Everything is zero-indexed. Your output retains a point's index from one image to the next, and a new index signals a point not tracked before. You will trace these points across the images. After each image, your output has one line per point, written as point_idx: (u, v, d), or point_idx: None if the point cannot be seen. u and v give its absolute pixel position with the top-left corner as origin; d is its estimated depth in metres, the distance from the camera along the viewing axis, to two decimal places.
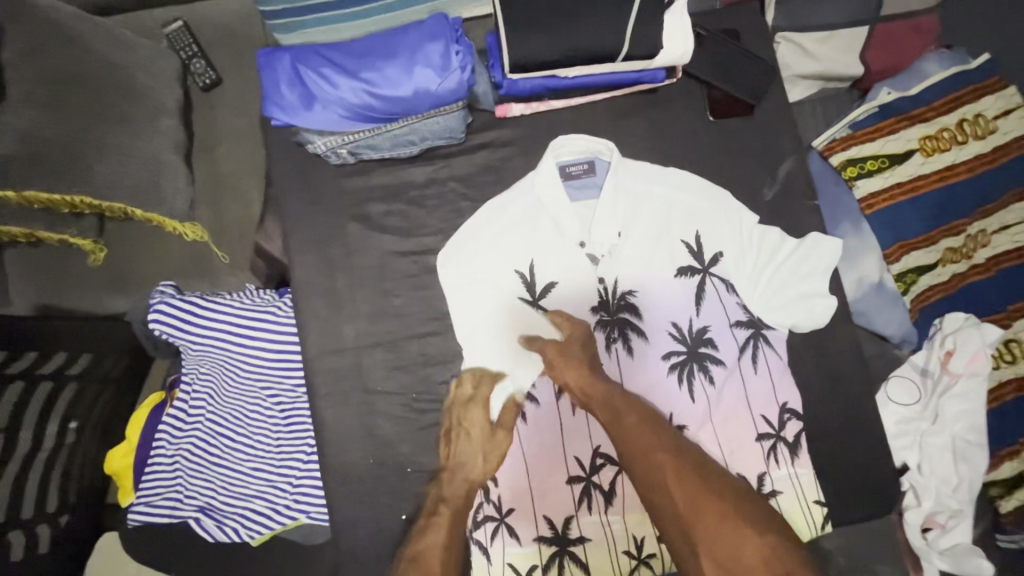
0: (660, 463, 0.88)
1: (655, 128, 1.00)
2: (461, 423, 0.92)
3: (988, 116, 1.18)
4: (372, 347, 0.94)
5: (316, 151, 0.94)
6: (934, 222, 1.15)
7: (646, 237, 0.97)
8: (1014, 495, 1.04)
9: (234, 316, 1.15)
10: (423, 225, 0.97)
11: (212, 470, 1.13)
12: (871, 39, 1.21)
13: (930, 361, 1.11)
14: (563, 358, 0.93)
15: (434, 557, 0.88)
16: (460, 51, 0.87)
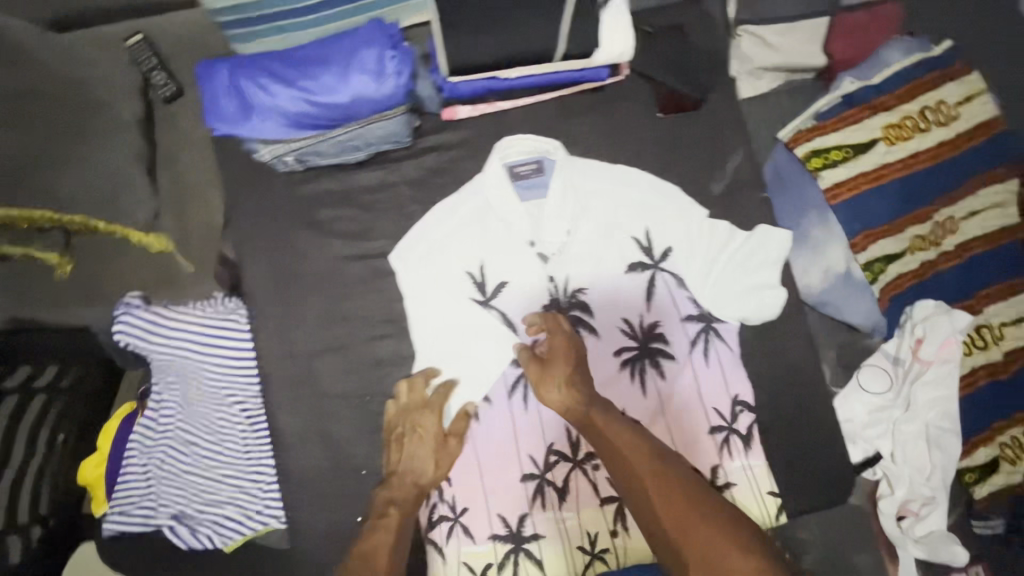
0: (646, 483, 0.79)
1: (603, 126, 1.01)
2: (416, 428, 0.91)
3: (951, 103, 1.17)
4: (325, 351, 0.96)
5: (263, 159, 0.97)
6: (900, 210, 1.14)
7: (596, 235, 0.98)
8: (986, 481, 1.05)
9: (198, 325, 1.14)
10: (373, 230, 0.98)
11: (184, 479, 1.13)
12: (832, 29, 1.20)
13: (901, 349, 1.11)
14: (542, 367, 0.89)
15: (384, 552, 0.80)
16: (395, 57, 0.90)
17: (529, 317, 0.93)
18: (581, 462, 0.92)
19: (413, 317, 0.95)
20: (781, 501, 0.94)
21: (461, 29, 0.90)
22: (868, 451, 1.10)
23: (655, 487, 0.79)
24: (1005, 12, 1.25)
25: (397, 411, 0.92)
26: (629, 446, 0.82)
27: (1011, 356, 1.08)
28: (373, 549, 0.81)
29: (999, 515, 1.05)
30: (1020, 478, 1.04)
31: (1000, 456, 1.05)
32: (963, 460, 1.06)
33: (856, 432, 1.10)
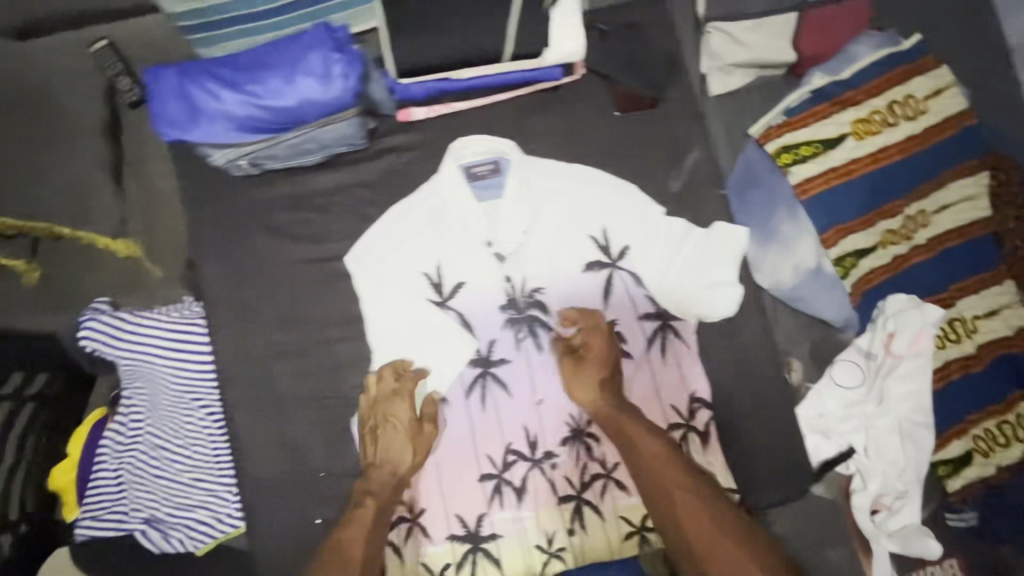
0: (675, 498, 0.80)
1: (560, 125, 1.01)
2: (388, 419, 0.89)
3: (919, 97, 1.17)
4: (283, 354, 0.96)
5: (218, 164, 0.96)
6: (868, 205, 1.14)
7: (553, 234, 0.98)
8: (960, 474, 1.05)
9: (165, 329, 1.14)
10: (330, 232, 0.98)
11: (154, 482, 1.10)
12: (801, 23, 1.19)
13: (874, 344, 1.11)
14: (578, 368, 0.91)
15: (359, 541, 0.81)
16: (342, 60, 0.89)
17: (568, 313, 0.95)
18: (538, 461, 0.93)
19: (371, 319, 0.95)
20: (736, 497, 0.94)
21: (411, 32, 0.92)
22: (843, 445, 1.09)
23: (682, 502, 0.80)
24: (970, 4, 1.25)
25: (369, 405, 0.91)
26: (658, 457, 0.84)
27: (983, 349, 1.08)
28: (348, 537, 0.82)
29: (973, 508, 1.05)
30: (993, 471, 1.05)
31: (974, 449, 1.05)
32: (936, 453, 1.06)
33: (830, 426, 1.09)
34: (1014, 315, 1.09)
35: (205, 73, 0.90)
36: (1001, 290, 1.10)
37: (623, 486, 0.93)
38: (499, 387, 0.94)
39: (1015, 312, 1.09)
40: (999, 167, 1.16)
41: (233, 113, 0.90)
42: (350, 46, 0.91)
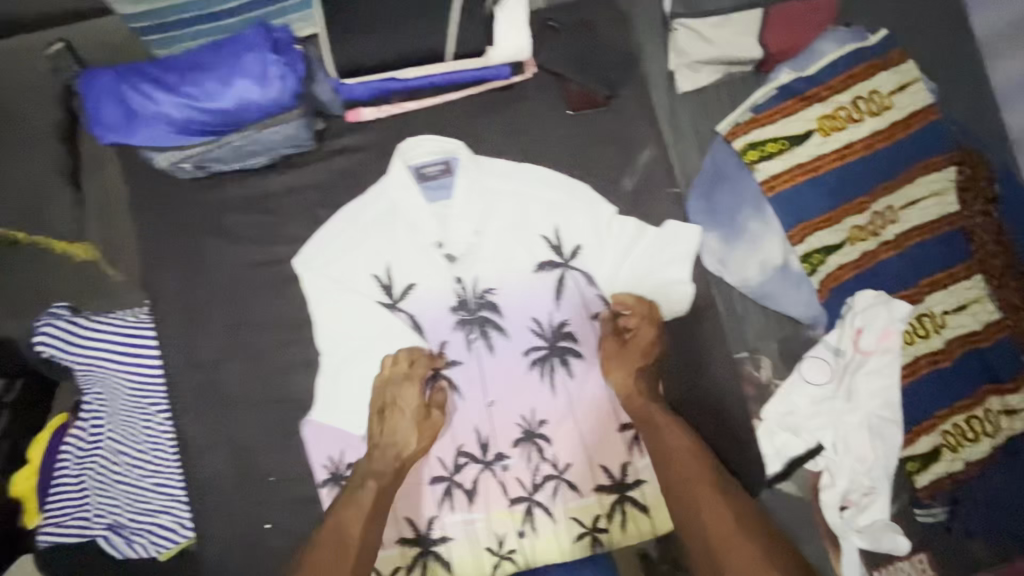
0: (698, 496, 0.86)
1: (511, 124, 1.00)
2: (395, 402, 0.91)
3: (884, 92, 1.16)
4: (232, 358, 0.95)
5: (161, 167, 0.94)
6: (834, 201, 1.13)
7: (504, 234, 0.97)
8: (928, 470, 1.06)
9: (126, 334, 1.11)
10: (279, 234, 0.97)
11: (117, 486, 1.06)
12: (768, 19, 1.11)
13: (843, 340, 1.09)
14: (613, 358, 0.94)
15: (355, 523, 0.84)
16: (280, 61, 0.86)
17: (617, 299, 0.96)
18: (490, 463, 0.93)
19: (322, 322, 0.95)
20: None
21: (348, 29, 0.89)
22: (811, 442, 1.06)
23: (704, 499, 0.85)
24: None
25: (380, 384, 0.92)
26: (686, 455, 0.88)
27: (950, 344, 1.09)
28: (347, 518, 0.85)
29: (941, 503, 1.06)
30: (960, 466, 1.06)
31: (942, 444, 1.07)
32: (905, 449, 1.07)
33: (800, 424, 1.06)
34: (983, 310, 1.10)
35: (140, 73, 0.86)
36: (970, 284, 1.11)
37: (574, 487, 0.93)
38: (450, 390, 0.94)
39: (984, 307, 1.10)
40: (967, 163, 1.16)
41: (169, 115, 0.87)
42: (291, 47, 0.88)
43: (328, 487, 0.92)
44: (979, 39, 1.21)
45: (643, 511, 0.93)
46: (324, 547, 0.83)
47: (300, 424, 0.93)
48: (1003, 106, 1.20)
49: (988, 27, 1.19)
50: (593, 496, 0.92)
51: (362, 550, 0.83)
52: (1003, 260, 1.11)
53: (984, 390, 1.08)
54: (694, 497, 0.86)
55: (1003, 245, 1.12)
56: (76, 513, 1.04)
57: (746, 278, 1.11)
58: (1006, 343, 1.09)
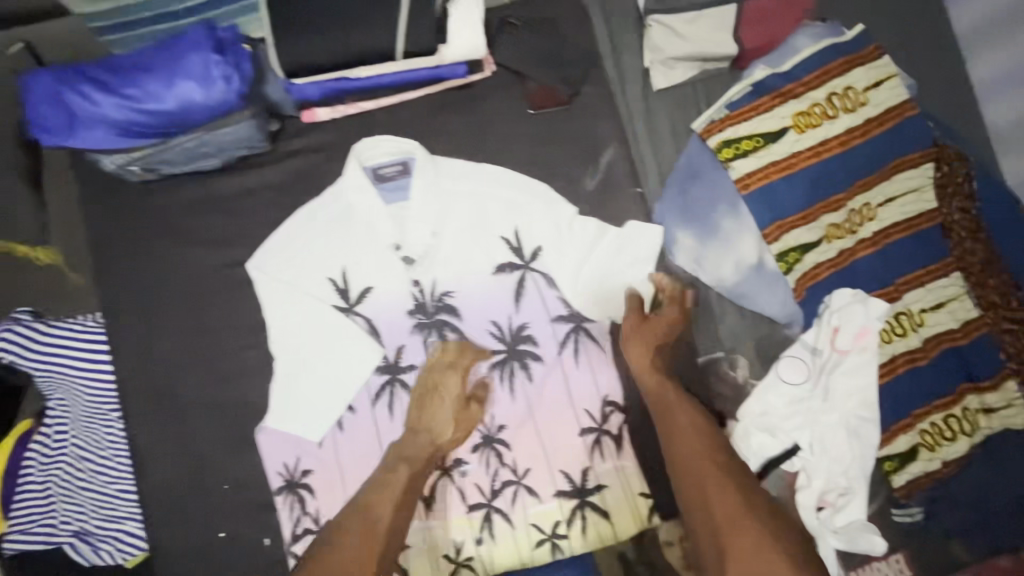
0: (707, 475, 0.83)
1: (469, 126, 0.98)
2: (436, 388, 0.91)
3: (858, 89, 1.12)
4: (186, 364, 0.93)
5: (111, 170, 0.93)
6: (810, 199, 1.09)
7: (462, 236, 0.95)
8: (904, 470, 1.04)
9: (85, 338, 1.04)
10: (233, 238, 0.95)
11: (82, 492, 1.00)
12: (744, 14, 1.10)
13: (820, 339, 1.06)
14: (630, 335, 0.92)
15: (384, 507, 0.82)
16: (221, 62, 0.84)
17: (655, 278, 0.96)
18: (448, 469, 0.91)
19: (276, 326, 0.93)
20: (652, 502, 0.92)
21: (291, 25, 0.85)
22: (788, 442, 1.03)
23: (711, 477, 0.83)
24: None
25: (424, 375, 0.92)
26: (691, 435, 0.87)
27: (928, 342, 1.06)
28: (377, 499, 0.83)
29: (918, 502, 1.05)
30: (938, 466, 1.04)
31: (920, 443, 1.04)
32: (881, 448, 1.04)
33: (774, 424, 1.04)
34: (961, 307, 1.07)
35: (81, 74, 0.85)
36: (948, 282, 1.08)
37: (533, 492, 0.91)
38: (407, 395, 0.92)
39: (962, 304, 1.07)
40: (944, 159, 1.13)
41: (110, 117, 0.86)
42: (234, 47, 0.87)
43: (283, 495, 0.90)
44: (948, 37, 1.20)
45: (603, 516, 0.92)
46: (351, 529, 0.80)
47: (255, 431, 0.92)
48: (980, 102, 1.20)
49: (971, 20, 1.18)
50: (553, 502, 0.91)
51: (389, 537, 0.80)
52: (982, 256, 1.09)
53: (963, 388, 1.05)
54: (699, 476, 0.83)
55: (982, 241, 1.10)
56: (41, 521, 0.98)
57: (721, 278, 1.09)
58: (985, 341, 1.07)
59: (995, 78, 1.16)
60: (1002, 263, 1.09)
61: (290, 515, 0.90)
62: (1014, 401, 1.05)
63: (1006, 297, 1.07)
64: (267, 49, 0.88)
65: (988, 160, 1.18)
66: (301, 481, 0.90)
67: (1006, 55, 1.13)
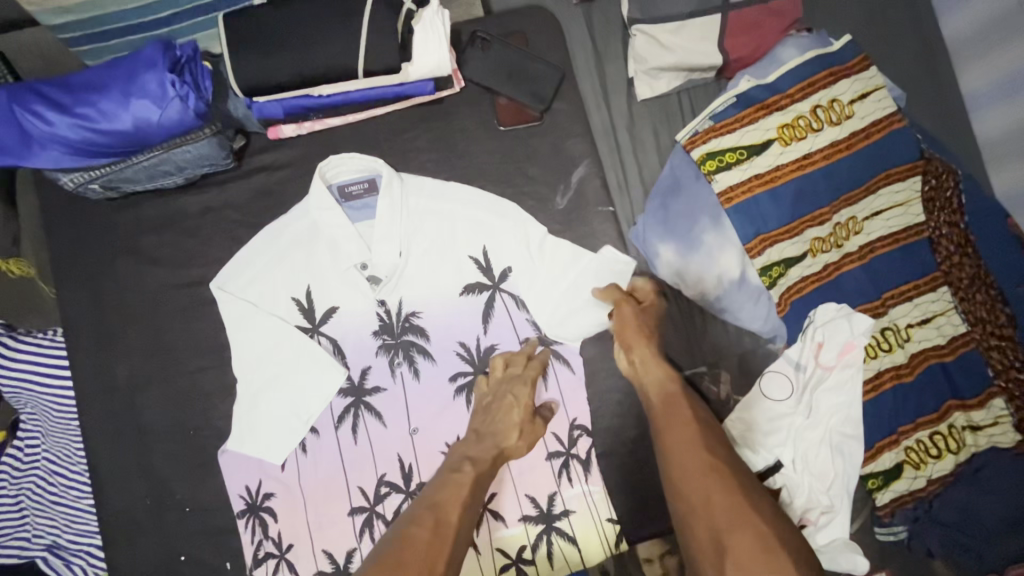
0: (700, 464, 0.79)
1: (440, 138, 1.01)
2: (506, 398, 0.88)
3: (844, 101, 1.08)
4: (144, 384, 0.98)
5: (70, 187, 0.94)
6: (795, 213, 1.06)
7: (430, 253, 0.94)
8: (888, 487, 1.00)
9: (52, 354, 1.00)
10: (195, 257, 0.99)
11: (55, 507, 0.97)
12: (727, 25, 1.07)
13: (805, 354, 1.03)
14: (628, 325, 0.92)
15: (455, 506, 0.75)
16: (177, 81, 0.83)
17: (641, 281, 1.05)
18: (412, 493, 0.90)
19: (236, 347, 0.93)
20: (620, 528, 0.91)
21: (249, 46, 0.84)
22: (770, 460, 1.00)
23: (712, 470, 0.78)
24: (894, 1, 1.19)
25: (490, 387, 0.91)
26: (693, 429, 0.83)
27: (915, 358, 1.03)
28: (448, 500, 0.76)
29: (902, 521, 1.00)
30: (922, 484, 1.00)
31: (905, 461, 1.00)
32: (866, 465, 1.00)
33: (757, 440, 1.01)
34: (948, 323, 1.04)
35: (35, 92, 0.84)
36: (936, 297, 1.05)
37: (499, 516, 0.91)
38: (372, 417, 0.91)
39: (949, 319, 1.04)
40: (931, 171, 1.09)
41: (64, 136, 0.84)
42: (190, 66, 0.85)
43: (245, 518, 0.91)
44: (935, 47, 1.18)
45: (570, 542, 0.90)
46: (419, 528, 0.71)
47: (217, 452, 0.94)
48: (970, 115, 1.17)
49: (961, 31, 1.15)
50: (519, 526, 0.90)
51: (459, 528, 0.73)
52: (971, 269, 1.06)
53: (948, 405, 1.01)
54: (699, 471, 0.79)
55: (971, 254, 1.06)
56: (11, 536, 0.92)
57: (704, 290, 1.06)
58: (971, 357, 1.03)
59: (982, 90, 1.14)
60: (992, 278, 1.05)
61: (251, 538, 0.91)
62: (1002, 417, 1.01)
63: (992, 312, 1.04)
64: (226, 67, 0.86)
65: (976, 172, 1.16)
66: (262, 505, 0.91)
67: (994, 67, 1.11)
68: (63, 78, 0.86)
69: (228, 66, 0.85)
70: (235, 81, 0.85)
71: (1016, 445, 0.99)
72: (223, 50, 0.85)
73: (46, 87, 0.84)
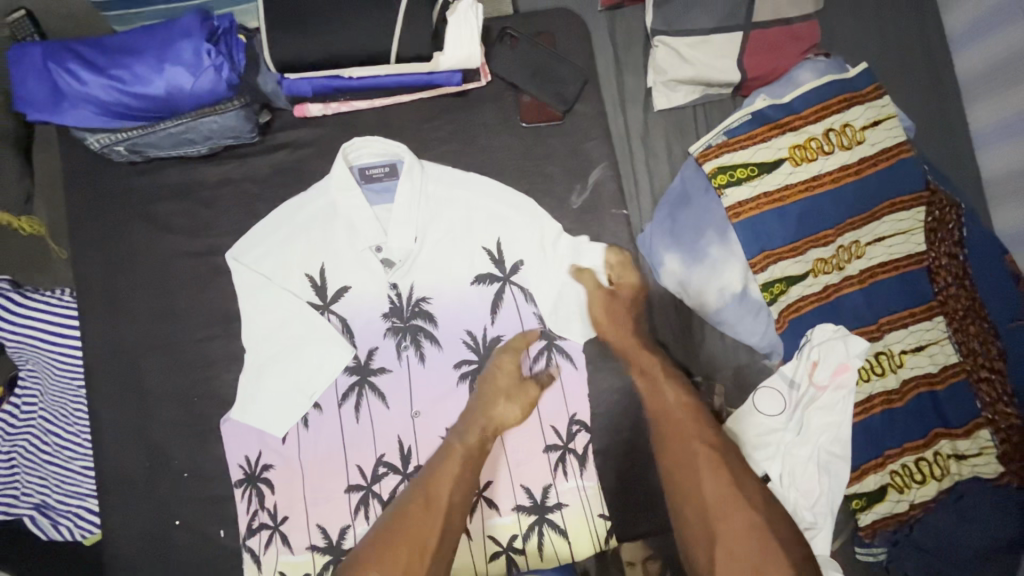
0: (694, 452, 0.90)
1: (461, 130, 1.02)
2: (496, 367, 0.94)
3: (856, 127, 1.11)
4: (149, 348, 0.99)
5: (95, 148, 0.94)
6: (801, 232, 1.08)
7: (444, 241, 0.96)
8: (872, 508, 1.02)
9: (60, 312, 1.00)
10: (210, 227, 1.00)
11: (47, 466, 0.96)
12: (747, 44, 1.10)
13: (798, 372, 1.05)
14: (602, 313, 0.97)
15: (448, 485, 0.86)
16: (212, 51, 0.85)
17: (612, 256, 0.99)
18: (409, 475, 0.91)
19: (246, 318, 0.94)
20: (611, 524, 0.92)
21: (283, 21, 0.85)
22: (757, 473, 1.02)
23: (707, 466, 0.88)
24: (911, 32, 1.22)
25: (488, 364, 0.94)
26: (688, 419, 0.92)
27: (906, 384, 1.05)
28: (438, 477, 0.86)
29: (883, 543, 1.02)
30: (905, 507, 1.02)
31: (889, 484, 1.03)
32: (851, 485, 1.03)
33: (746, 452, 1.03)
34: (941, 351, 1.07)
35: (69, 51, 0.86)
36: (931, 325, 1.07)
37: (493, 504, 0.92)
38: (375, 398, 0.93)
39: (942, 348, 1.07)
40: (935, 203, 1.11)
41: (96, 96, 0.87)
42: (224, 37, 0.88)
43: (242, 487, 0.92)
44: (947, 81, 1.21)
45: (561, 535, 0.92)
46: (416, 517, 0.82)
47: (220, 420, 0.95)
48: (976, 150, 1.20)
49: (972, 69, 1.18)
50: (512, 515, 0.92)
51: (448, 507, 0.83)
52: (967, 301, 1.08)
53: (935, 432, 1.04)
54: (694, 468, 0.89)
55: (967, 286, 1.09)
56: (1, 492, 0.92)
57: (705, 302, 1.08)
58: (961, 387, 1.06)
59: (989, 128, 1.17)
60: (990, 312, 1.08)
61: (246, 508, 0.92)
62: (987, 448, 1.03)
63: (984, 344, 1.06)
64: (261, 40, 0.88)
65: (977, 206, 1.18)
66: (261, 475, 0.92)
67: (1002, 106, 1.14)
68: (96, 38, 0.88)
69: (263, 41, 0.87)
70: (269, 56, 0.87)
71: (998, 476, 1.02)
72: (260, 25, 0.86)
73: (83, 48, 0.87)
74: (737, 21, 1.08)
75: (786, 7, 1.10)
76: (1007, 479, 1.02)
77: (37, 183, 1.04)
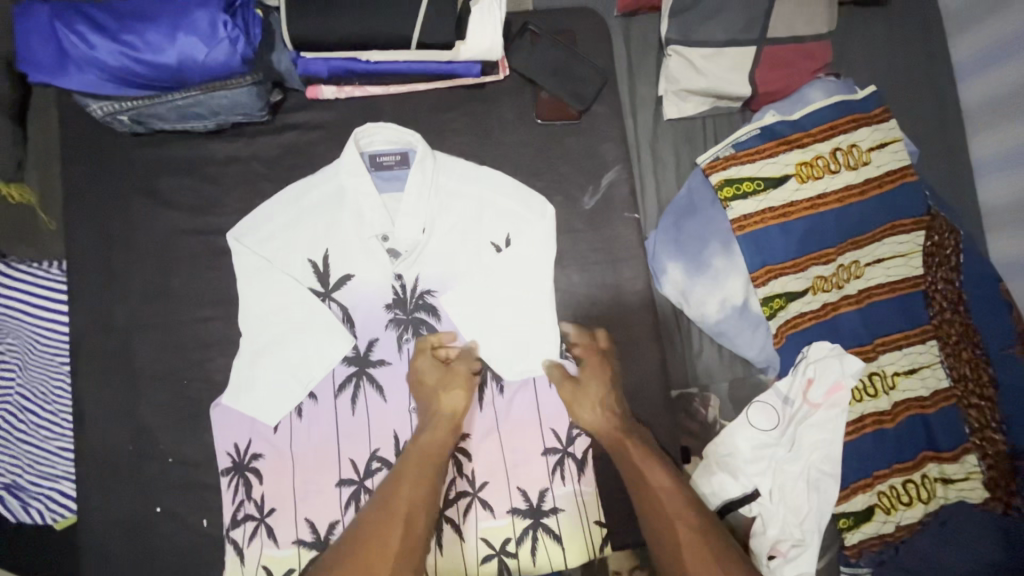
0: (678, 533, 0.85)
1: (476, 123, 1.01)
2: (443, 381, 0.90)
3: (863, 148, 1.12)
4: (142, 327, 0.95)
5: (97, 115, 0.91)
6: (804, 248, 1.08)
7: (453, 233, 0.94)
8: (858, 529, 1.01)
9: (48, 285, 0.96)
10: (213, 205, 0.97)
11: (20, 444, 0.90)
12: (761, 59, 1.10)
13: (793, 388, 1.05)
14: (571, 396, 0.92)
15: (411, 503, 0.80)
16: (229, 23, 0.82)
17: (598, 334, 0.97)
18: None
19: (244, 301, 0.91)
20: (606, 532, 0.91)
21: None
22: (748, 486, 1.01)
23: (688, 549, 0.83)
24: (920, 58, 1.23)
25: (437, 366, 0.91)
26: (675, 493, 0.87)
27: (898, 406, 1.05)
28: (410, 477, 0.82)
29: (868, 564, 1.01)
30: (891, 528, 1.02)
31: (877, 504, 1.02)
32: (840, 504, 1.02)
33: (739, 465, 1.02)
34: (933, 375, 1.07)
35: (81, 14, 0.83)
36: (924, 348, 1.08)
37: (488, 506, 0.90)
38: (372, 390, 0.90)
39: (934, 372, 1.07)
40: (935, 228, 1.12)
41: (104, 61, 0.84)
42: (242, 9, 0.84)
43: (229, 476, 0.89)
44: (951, 108, 1.22)
45: (555, 541, 0.90)
46: (392, 521, 0.78)
47: (210, 405, 0.92)
48: (977, 179, 1.20)
49: (976, 98, 1.19)
50: (506, 518, 0.90)
51: (413, 515, 0.79)
52: (960, 327, 1.09)
53: (924, 454, 1.04)
54: (681, 558, 0.83)
55: (962, 313, 1.09)
56: None
57: (705, 313, 1.06)
58: (951, 412, 1.06)
59: (990, 158, 1.18)
60: (982, 338, 1.08)
61: (232, 498, 0.88)
62: (973, 474, 1.04)
63: (976, 370, 1.07)
64: (280, 16, 0.86)
65: (976, 233, 1.19)
66: (249, 464, 0.89)
67: (1004, 139, 1.14)
68: (111, 2, 0.86)
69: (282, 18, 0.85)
70: (287, 33, 0.85)
71: (982, 501, 1.02)
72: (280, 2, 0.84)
73: (94, 11, 0.84)
74: (751, 35, 1.08)
75: (800, 23, 1.10)
76: (992, 504, 1.02)
77: (33, 151, 1.00)
